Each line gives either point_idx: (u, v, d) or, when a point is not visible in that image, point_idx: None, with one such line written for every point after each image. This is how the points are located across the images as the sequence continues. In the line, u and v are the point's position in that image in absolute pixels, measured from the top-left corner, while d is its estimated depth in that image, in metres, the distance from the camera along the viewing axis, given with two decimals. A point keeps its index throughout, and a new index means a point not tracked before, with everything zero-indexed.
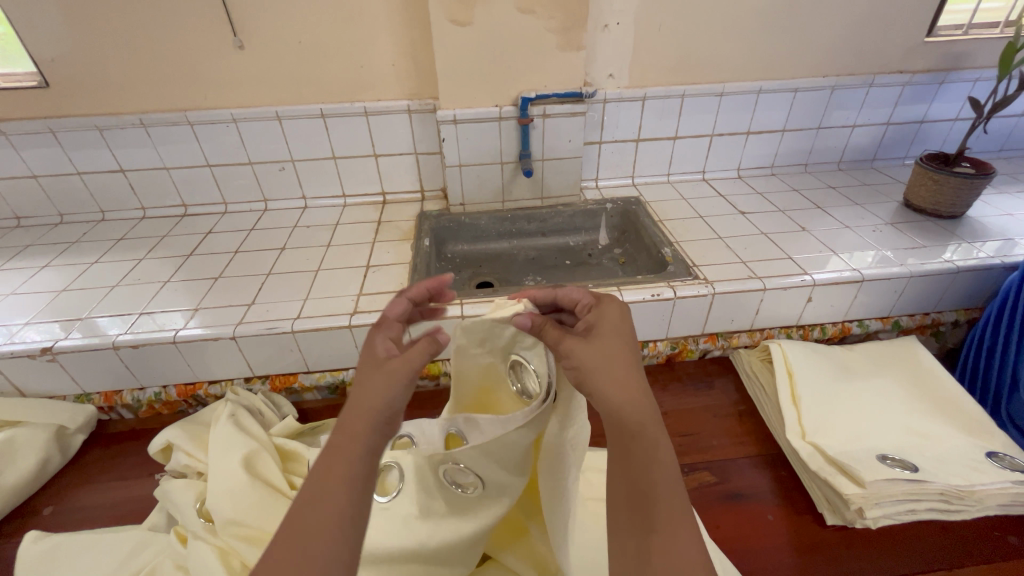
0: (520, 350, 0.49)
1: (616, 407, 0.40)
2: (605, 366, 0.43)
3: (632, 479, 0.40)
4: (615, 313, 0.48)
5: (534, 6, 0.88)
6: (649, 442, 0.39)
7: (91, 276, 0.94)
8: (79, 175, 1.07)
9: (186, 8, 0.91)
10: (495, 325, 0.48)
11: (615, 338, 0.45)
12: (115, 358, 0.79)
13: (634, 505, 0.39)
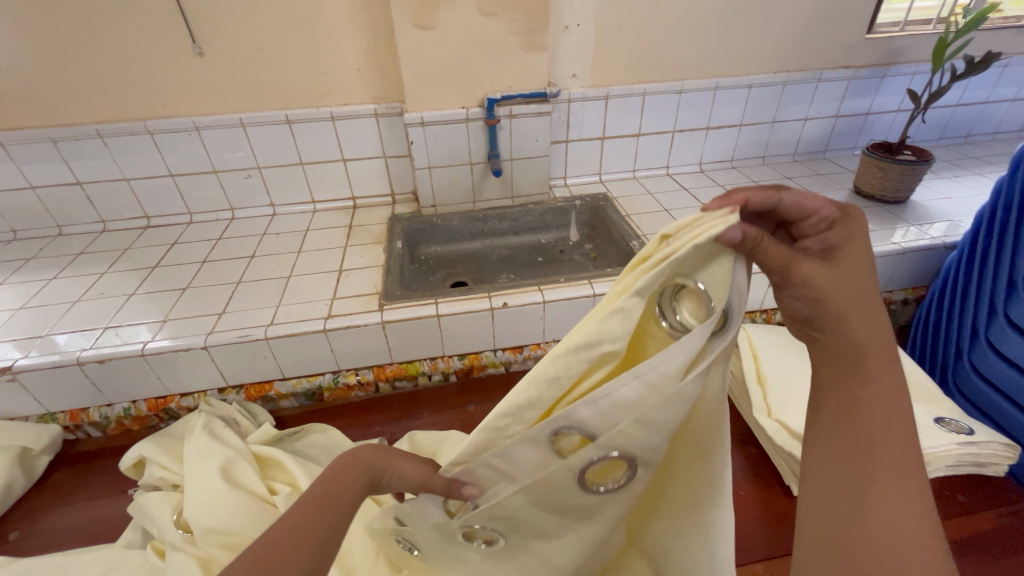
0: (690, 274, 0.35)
1: (858, 343, 0.37)
2: (845, 300, 0.36)
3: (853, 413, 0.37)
4: (863, 239, 0.37)
5: (496, 8, 0.90)
6: (883, 384, 0.36)
7: (51, 292, 0.91)
8: (33, 189, 1.03)
9: (143, 16, 0.89)
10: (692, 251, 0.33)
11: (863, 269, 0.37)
12: (80, 375, 0.77)
13: (848, 446, 0.36)
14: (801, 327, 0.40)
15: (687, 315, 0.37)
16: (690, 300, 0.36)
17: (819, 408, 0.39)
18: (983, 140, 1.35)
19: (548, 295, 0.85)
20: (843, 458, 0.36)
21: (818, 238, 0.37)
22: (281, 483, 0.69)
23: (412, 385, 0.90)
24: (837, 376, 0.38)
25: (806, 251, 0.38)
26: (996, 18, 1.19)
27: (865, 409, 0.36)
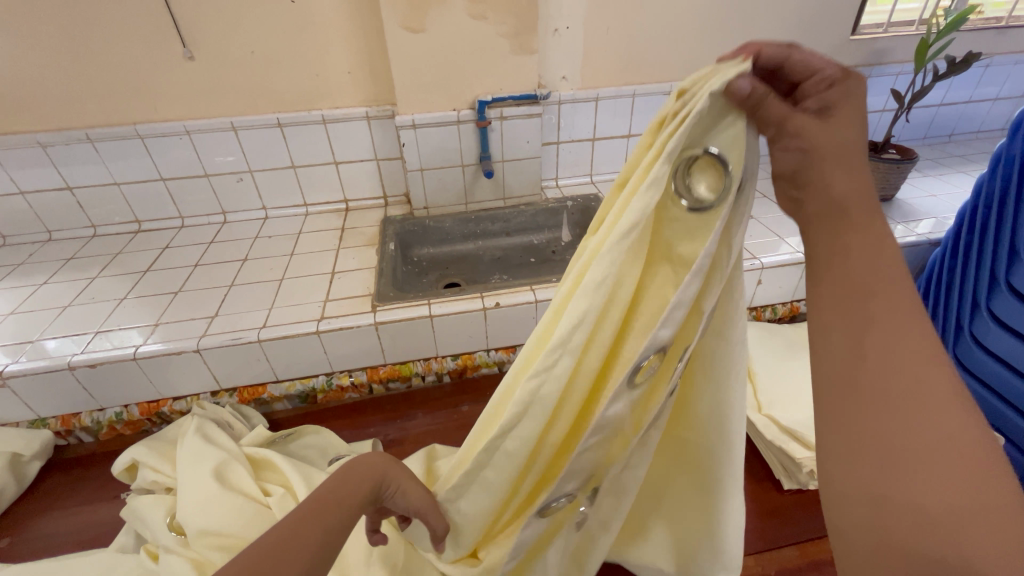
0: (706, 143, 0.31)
1: (840, 197, 0.29)
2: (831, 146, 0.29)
3: (859, 332, 0.27)
4: (861, 100, 0.30)
5: (485, 12, 0.91)
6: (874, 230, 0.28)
7: (41, 297, 0.90)
8: (22, 194, 1.03)
9: (133, 20, 0.89)
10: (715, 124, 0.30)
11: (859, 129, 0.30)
12: (71, 380, 0.77)
13: (840, 305, 0.28)
14: (784, 189, 0.32)
15: (703, 192, 0.32)
16: (705, 178, 0.31)
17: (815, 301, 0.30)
18: (966, 138, 1.37)
19: (540, 294, 0.85)
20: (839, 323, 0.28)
21: (816, 98, 0.30)
22: (275, 484, 0.69)
23: (406, 385, 0.90)
24: (833, 284, 0.29)
25: (801, 107, 0.31)
26: (977, 19, 1.22)
27: (872, 336, 0.27)
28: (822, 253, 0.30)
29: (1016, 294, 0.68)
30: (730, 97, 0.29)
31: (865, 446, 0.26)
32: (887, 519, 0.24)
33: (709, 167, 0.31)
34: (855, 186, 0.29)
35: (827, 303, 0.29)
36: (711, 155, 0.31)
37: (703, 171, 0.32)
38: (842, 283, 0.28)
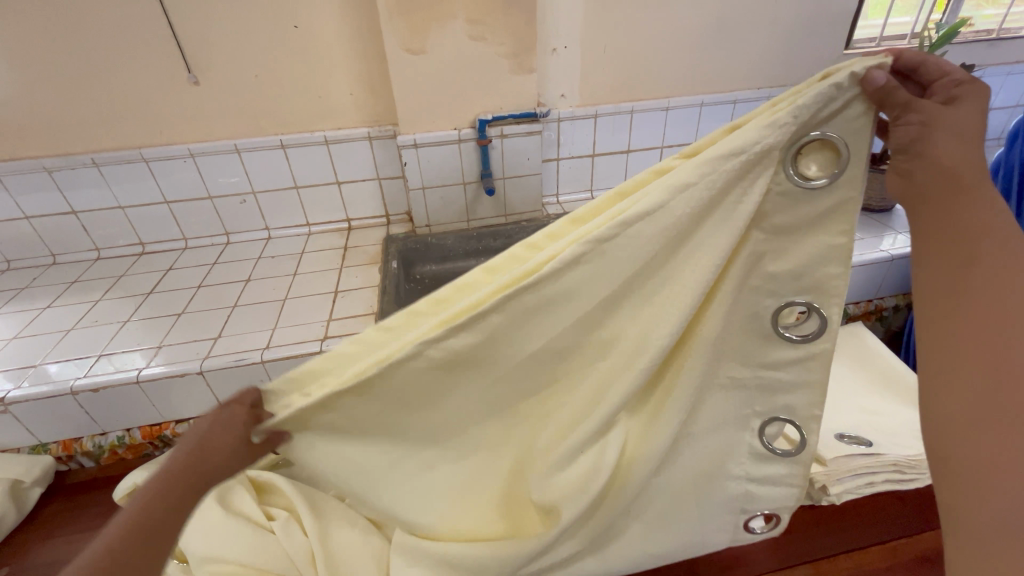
0: (826, 129, 0.36)
1: (953, 167, 0.34)
2: (957, 135, 0.34)
3: (968, 291, 0.33)
4: (987, 105, 0.35)
5: (485, 33, 0.93)
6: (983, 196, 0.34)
7: (44, 322, 0.90)
8: (27, 219, 1.03)
9: (141, 48, 0.91)
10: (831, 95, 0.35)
11: (975, 121, 0.35)
12: (73, 404, 0.76)
13: (950, 255, 0.34)
14: (896, 165, 0.37)
15: (812, 170, 0.38)
16: (813, 159, 0.38)
17: (924, 245, 0.36)
18: None
19: None
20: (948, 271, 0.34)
21: (941, 96, 0.36)
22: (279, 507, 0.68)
23: None
24: (945, 240, 0.35)
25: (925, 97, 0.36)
26: (967, 32, 1.24)
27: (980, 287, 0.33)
28: (928, 218, 0.35)
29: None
30: (866, 84, 0.35)
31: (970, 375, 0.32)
32: (992, 435, 0.30)
33: (817, 149, 0.38)
34: (963, 161, 0.34)
35: (933, 262, 0.35)
36: (824, 138, 0.37)
37: (812, 151, 0.38)
38: (949, 248, 0.34)
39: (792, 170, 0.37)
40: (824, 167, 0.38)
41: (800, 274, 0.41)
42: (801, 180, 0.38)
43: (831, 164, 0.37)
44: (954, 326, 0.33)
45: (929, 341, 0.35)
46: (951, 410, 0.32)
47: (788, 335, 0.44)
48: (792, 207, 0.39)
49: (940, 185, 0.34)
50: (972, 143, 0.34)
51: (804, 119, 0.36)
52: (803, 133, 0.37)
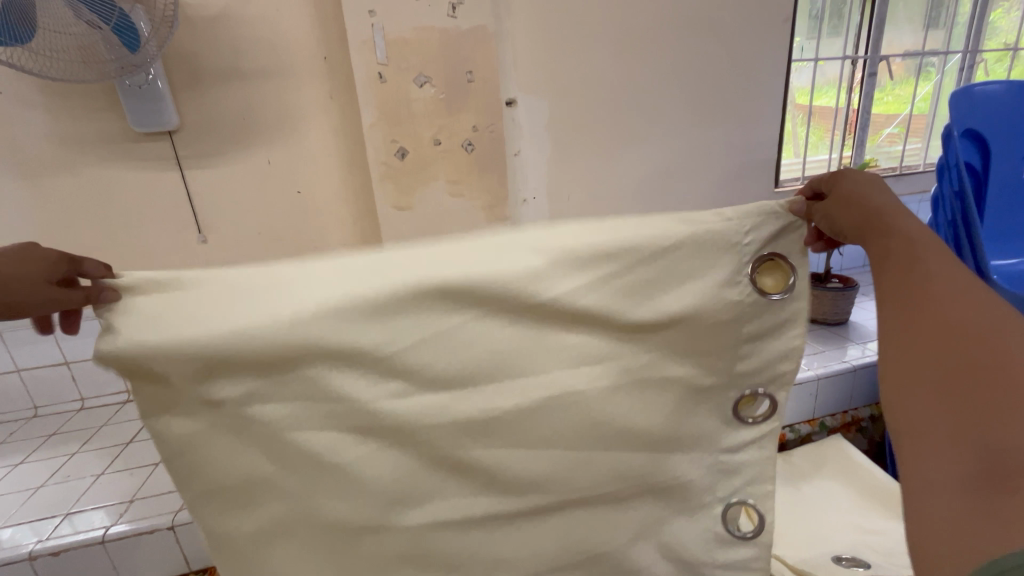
0: (768, 249, 0.50)
1: (864, 224, 0.46)
2: (869, 207, 0.46)
3: (897, 294, 0.40)
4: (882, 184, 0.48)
5: (463, 190, 1.08)
6: (905, 225, 0.44)
7: (13, 479, 0.87)
8: (18, 372, 1.06)
9: (158, 214, 1.03)
10: (771, 212, 0.50)
11: (865, 192, 0.48)
12: (27, 572, 0.71)
13: (883, 264, 0.43)
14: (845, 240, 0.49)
15: (767, 287, 0.50)
16: (764, 280, 0.50)
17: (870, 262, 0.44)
18: None
19: None
20: (886, 274, 0.42)
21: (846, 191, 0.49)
22: None
23: None
24: (877, 256, 0.44)
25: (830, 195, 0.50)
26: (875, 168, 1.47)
27: (899, 280, 0.41)
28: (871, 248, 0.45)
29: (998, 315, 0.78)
30: (794, 212, 0.49)
31: (908, 347, 0.37)
32: (928, 396, 0.34)
33: (768, 271, 0.50)
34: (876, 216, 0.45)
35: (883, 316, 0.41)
36: (776, 258, 0.50)
37: (762, 275, 0.50)
38: (917, 308, 0.38)
39: (752, 288, 0.50)
40: (776, 285, 0.50)
41: (761, 374, 0.51)
42: (759, 292, 0.50)
43: (779, 283, 0.50)
44: (901, 376, 0.37)
45: (885, 335, 0.40)
46: (895, 381, 0.37)
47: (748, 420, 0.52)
48: (759, 316, 0.50)
49: (878, 255, 0.44)
50: (877, 207, 0.46)
51: (759, 229, 0.49)
52: (758, 255, 0.50)
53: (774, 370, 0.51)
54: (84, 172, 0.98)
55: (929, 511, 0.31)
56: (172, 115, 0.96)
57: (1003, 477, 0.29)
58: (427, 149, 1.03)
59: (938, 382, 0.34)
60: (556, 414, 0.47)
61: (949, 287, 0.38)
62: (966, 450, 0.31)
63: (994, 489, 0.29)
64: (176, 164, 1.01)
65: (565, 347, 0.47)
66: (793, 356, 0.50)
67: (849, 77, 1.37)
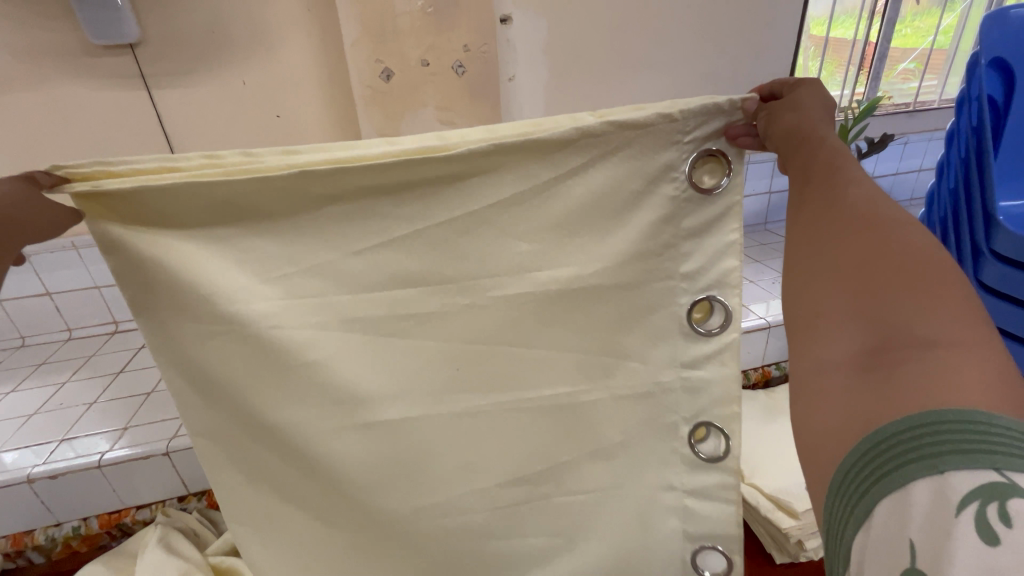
0: (710, 143, 0.48)
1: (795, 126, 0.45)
2: (806, 115, 0.46)
3: (811, 200, 0.42)
4: (825, 98, 0.48)
5: (454, 118, 1.01)
6: (825, 135, 0.44)
7: (6, 407, 0.88)
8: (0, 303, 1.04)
9: (128, 138, 0.97)
10: (716, 108, 0.46)
11: (806, 97, 0.47)
12: (29, 494, 0.73)
13: (800, 173, 0.44)
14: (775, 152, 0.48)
15: (704, 181, 0.49)
16: (699, 173, 0.49)
17: (790, 171, 0.45)
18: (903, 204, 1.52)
19: None
20: (804, 182, 0.43)
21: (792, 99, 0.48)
22: None
23: None
24: (795, 166, 0.45)
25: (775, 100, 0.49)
26: (889, 104, 1.40)
27: (812, 189, 0.42)
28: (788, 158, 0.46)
29: (998, 258, 0.75)
30: (743, 110, 0.47)
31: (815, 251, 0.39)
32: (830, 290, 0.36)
33: (712, 165, 0.49)
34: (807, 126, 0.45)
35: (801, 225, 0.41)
36: (716, 155, 0.48)
37: (703, 169, 0.49)
38: (827, 211, 0.40)
39: (684, 181, 0.49)
40: (711, 181, 0.49)
41: (700, 275, 0.52)
42: (693, 186, 0.49)
43: (714, 177, 0.49)
44: (811, 282, 0.38)
45: (798, 239, 0.41)
46: (804, 283, 0.39)
47: (703, 332, 0.53)
48: (698, 211, 0.50)
49: (799, 164, 0.44)
50: (808, 114, 0.46)
51: (699, 125, 0.47)
52: (700, 147, 0.48)
53: (719, 268, 0.51)
54: (43, 90, 0.91)
55: (828, 401, 0.33)
56: (131, 26, 0.88)
57: (888, 354, 0.31)
58: (415, 71, 0.95)
59: (841, 278, 0.36)
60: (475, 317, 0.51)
61: (863, 192, 0.39)
62: (859, 335, 0.33)
63: (877, 366, 0.31)
64: (142, 84, 0.94)
65: (493, 256, 0.49)
66: (733, 251, 0.50)
67: (870, 3, 1.27)
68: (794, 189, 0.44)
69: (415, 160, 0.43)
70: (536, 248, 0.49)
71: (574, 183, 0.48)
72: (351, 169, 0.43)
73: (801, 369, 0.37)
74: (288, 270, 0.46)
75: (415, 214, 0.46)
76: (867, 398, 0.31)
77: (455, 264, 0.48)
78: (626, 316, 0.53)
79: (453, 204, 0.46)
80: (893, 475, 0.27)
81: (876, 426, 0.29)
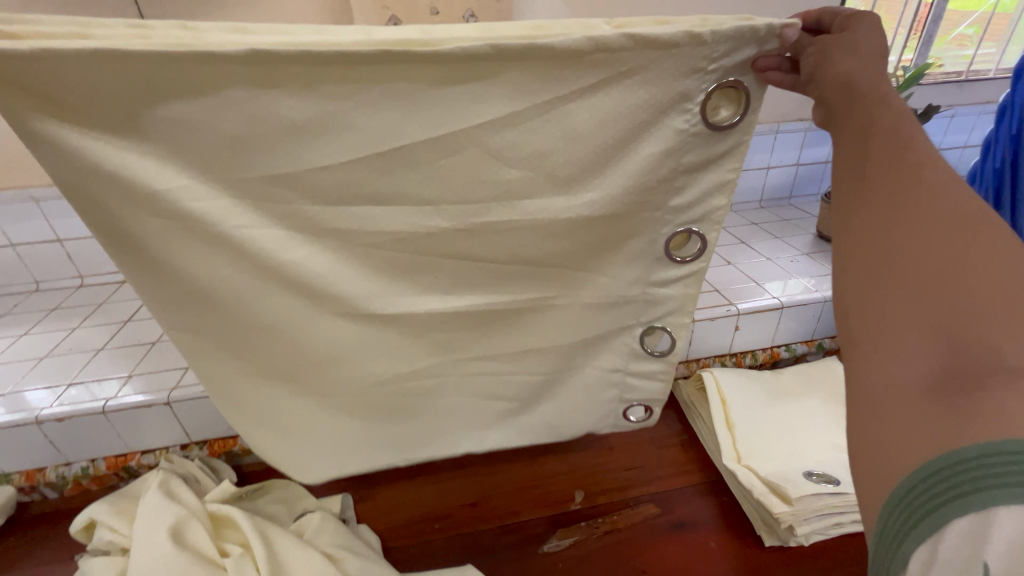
0: (735, 72, 0.44)
1: (850, 83, 0.41)
2: (863, 67, 0.42)
3: (874, 180, 0.37)
4: (879, 41, 0.44)
5: None
6: (889, 105, 0.39)
7: (19, 350, 0.90)
8: (12, 247, 1.05)
9: None
10: (757, 32, 0.42)
11: (864, 39, 0.43)
12: (38, 435, 0.75)
13: (860, 149, 0.39)
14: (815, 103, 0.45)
15: (718, 114, 0.46)
16: (715, 105, 0.46)
17: (846, 144, 0.40)
18: None
19: None
20: (864, 159, 0.38)
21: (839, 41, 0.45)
22: (235, 544, 0.65)
23: None
24: (853, 140, 0.40)
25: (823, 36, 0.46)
26: (938, 73, 1.29)
27: (876, 170, 0.37)
28: (845, 126, 0.41)
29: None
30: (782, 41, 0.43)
31: (880, 243, 0.34)
32: (900, 292, 0.32)
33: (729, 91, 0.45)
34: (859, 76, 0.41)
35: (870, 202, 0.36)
36: (737, 85, 0.45)
37: (720, 97, 0.45)
38: (895, 196, 0.35)
39: (698, 110, 0.45)
40: (725, 115, 0.46)
41: (690, 207, 0.50)
42: (707, 119, 0.45)
43: (728, 111, 0.46)
44: (873, 272, 0.34)
45: (856, 226, 0.37)
46: (865, 278, 0.34)
47: (677, 259, 0.53)
48: (703, 146, 0.47)
49: (857, 131, 0.40)
50: (866, 73, 0.41)
51: (733, 49, 0.43)
52: (725, 76, 0.44)
53: (705, 205, 0.50)
54: None
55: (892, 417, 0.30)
56: None
57: (968, 374, 0.27)
58: (424, 21, 0.90)
59: (912, 278, 0.31)
60: (455, 241, 0.50)
61: (941, 177, 0.34)
62: (933, 347, 0.29)
63: (952, 385, 0.28)
64: None
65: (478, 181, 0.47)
66: (725, 190, 0.49)
67: None
68: (849, 164, 0.39)
69: (405, 66, 0.40)
70: (525, 173, 0.47)
71: (579, 105, 0.44)
72: (332, 75, 0.40)
73: (855, 374, 0.33)
74: (264, 181, 0.45)
75: (394, 125, 0.43)
76: (929, 419, 0.28)
77: (432, 186, 0.46)
78: (602, 246, 0.52)
79: (441, 116, 0.43)
80: (968, 501, 0.25)
81: (951, 446, 0.26)
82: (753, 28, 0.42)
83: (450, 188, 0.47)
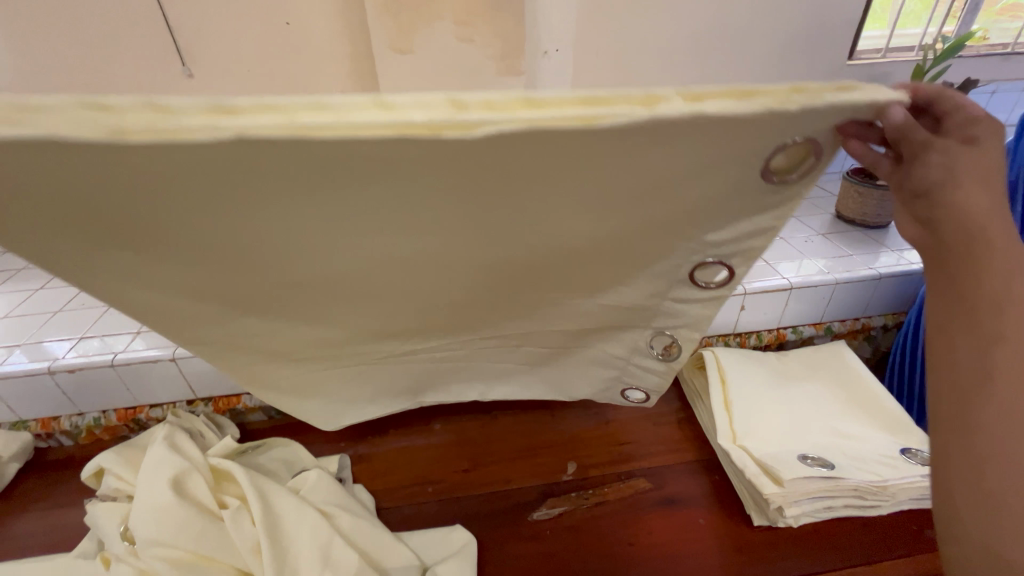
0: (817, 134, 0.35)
1: (973, 216, 0.37)
2: (979, 181, 0.37)
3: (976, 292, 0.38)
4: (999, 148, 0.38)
5: (471, 34, 0.93)
6: (997, 239, 0.37)
7: (34, 303, 0.93)
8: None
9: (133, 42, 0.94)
10: (858, 104, 0.33)
11: (989, 163, 0.38)
12: (51, 384, 0.78)
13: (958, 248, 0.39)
14: (912, 206, 0.41)
15: (782, 166, 0.38)
16: (784, 156, 0.37)
17: (939, 241, 0.40)
18: None
19: None
20: (957, 266, 0.39)
21: (958, 132, 0.38)
22: (234, 496, 0.67)
23: None
24: (955, 248, 0.39)
25: (938, 137, 0.38)
26: (982, 45, 1.21)
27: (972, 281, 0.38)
28: (950, 231, 0.39)
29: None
30: (884, 119, 0.35)
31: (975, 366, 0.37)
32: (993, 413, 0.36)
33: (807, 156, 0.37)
34: (981, 211, 0.37)
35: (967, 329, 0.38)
36: (809, 143, 0.36)
37: (790, 152, 0.37)
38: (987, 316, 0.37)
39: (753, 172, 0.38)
40: (785, 170, 0.38)
41: (722, 246, 0.45)
42: (764, 176, 0.38)
43: (794, 163, 0.38)
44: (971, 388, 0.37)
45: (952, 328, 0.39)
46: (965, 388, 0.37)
47: (700, 285, 0.49)
48: (752, 199, 0.41)
49: (960, 240, 0.38)
50: (985, 181, 0.37)
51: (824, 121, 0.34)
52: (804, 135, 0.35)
53: (740, 247, 0.45)
54: None
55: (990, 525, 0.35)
56: None
57: None
58: None
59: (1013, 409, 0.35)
60: (454, 271, 0.46)
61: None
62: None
63: None
64: None
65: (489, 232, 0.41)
66: (765, 236, 0.44)
67: None
68: (949, 267, 0.39)
69: (401, 140, 0.30)
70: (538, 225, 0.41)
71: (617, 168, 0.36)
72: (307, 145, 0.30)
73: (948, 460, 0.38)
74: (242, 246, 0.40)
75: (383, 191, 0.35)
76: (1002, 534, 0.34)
77: (432, 237, 0.41)
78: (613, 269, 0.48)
79: (446, 180, 0.35)
80: None
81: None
82: (853, 101, 0.33)
83: (453, 235, 0.42)
